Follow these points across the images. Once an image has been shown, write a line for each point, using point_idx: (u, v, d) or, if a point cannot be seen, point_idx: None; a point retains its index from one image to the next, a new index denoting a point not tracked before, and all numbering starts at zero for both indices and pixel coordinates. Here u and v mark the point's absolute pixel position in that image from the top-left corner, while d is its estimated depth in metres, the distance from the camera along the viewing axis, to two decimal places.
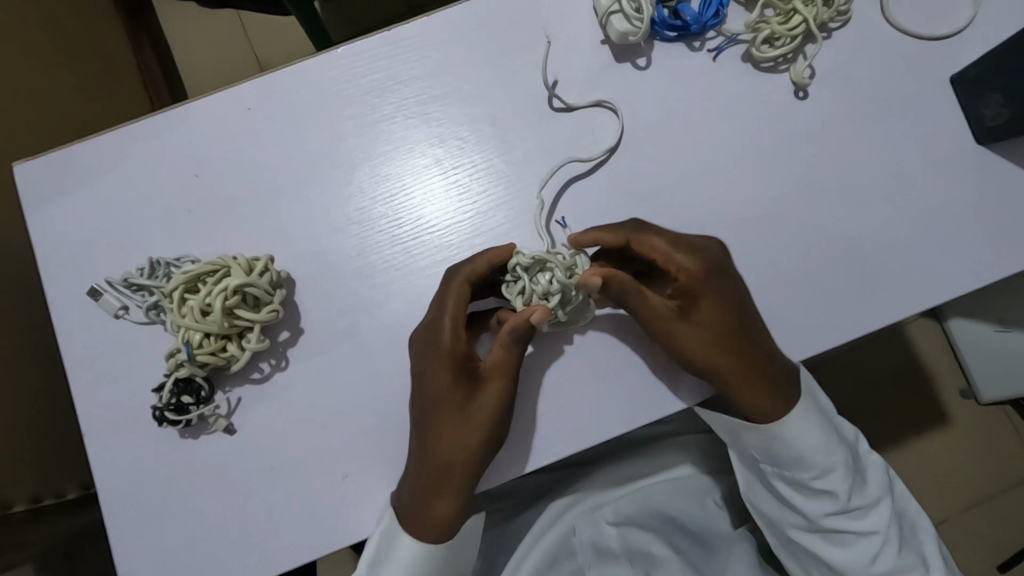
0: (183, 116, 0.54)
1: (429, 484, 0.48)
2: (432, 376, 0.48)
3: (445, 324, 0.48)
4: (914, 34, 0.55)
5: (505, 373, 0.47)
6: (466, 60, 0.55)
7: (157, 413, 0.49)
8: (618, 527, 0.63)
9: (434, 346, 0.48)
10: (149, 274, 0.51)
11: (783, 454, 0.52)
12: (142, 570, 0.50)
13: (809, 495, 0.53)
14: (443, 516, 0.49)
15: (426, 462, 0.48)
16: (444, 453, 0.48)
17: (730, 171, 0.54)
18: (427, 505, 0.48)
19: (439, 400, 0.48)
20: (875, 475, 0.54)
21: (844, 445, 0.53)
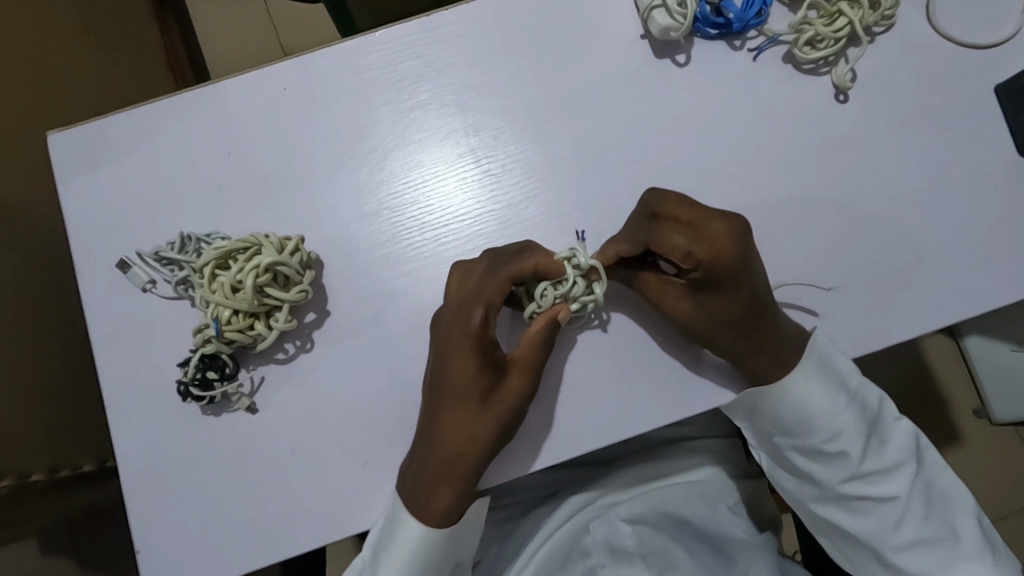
0: (219, 93, 0.54)
1: (440, 472, 0.48)
2: (456, 363, 0.47)
3: (476, 314, 0.47)
4: (959, 42, 0.55)
5: (530, 370, 0.48)
6: (504, 49, 0.55)
7: (182, 388, 0.49)
8: (633, 524, 0.62)
9: (462, 334, 0.47)
10: (179, 249, 0.50)
11: (796, 425, 0.52)
12: (160, 547, 0.50)
13: (824, 463, 0.53)
14: (445, 505, 0.48)
15: (443, 449, 0.47)
16: (459, 442, 0.47)
17: (767, 172, 0.54)
18: (432, 492, 0.48)
19: (457, 389, 0.47)
20: (897, 441, 0.53)
21: (863, 415, 0.52)
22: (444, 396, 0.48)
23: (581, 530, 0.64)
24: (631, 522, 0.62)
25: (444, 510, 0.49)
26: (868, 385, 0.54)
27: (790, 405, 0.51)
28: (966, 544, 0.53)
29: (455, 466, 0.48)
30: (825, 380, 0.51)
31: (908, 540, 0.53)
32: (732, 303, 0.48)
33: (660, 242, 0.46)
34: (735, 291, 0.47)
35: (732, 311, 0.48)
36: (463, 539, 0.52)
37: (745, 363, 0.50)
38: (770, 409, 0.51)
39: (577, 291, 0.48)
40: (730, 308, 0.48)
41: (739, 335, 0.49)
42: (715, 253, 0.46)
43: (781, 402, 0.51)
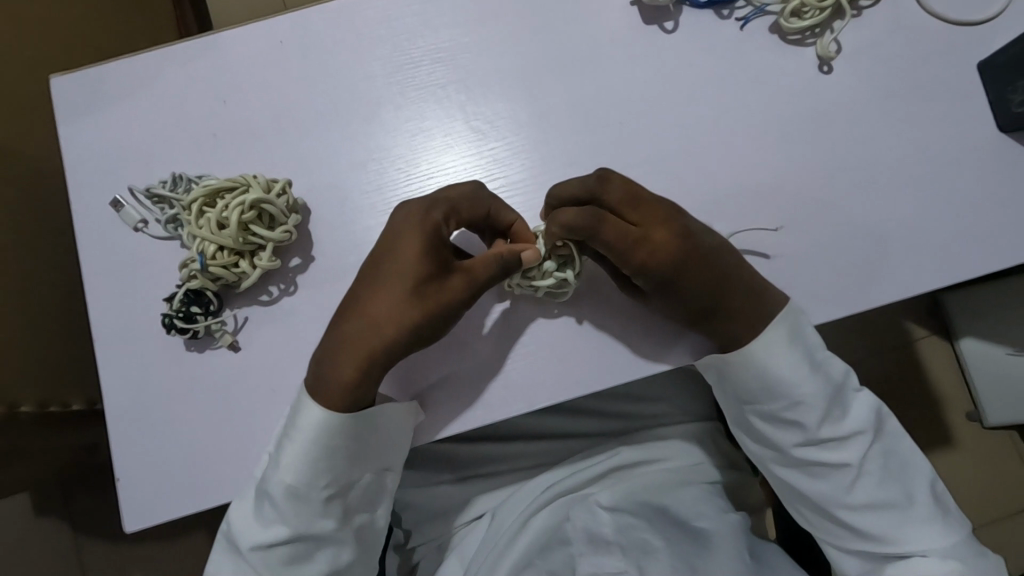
0: (218, 43, 0.55)
1: (349, 353, 0.48)
2: (406, 254, 0.49)
3: (437, 214, 0.49)
4: (944, 19, 0.55)
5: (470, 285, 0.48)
6: (497, 10, 0.56)
7: (166, 321, 0.50)
8: (611, 513, 0.64)
9: (416, 221, 0.49)
10: (171, 188, 0.52)
11: (756, 389, 0.53)
12: (139, 476, 0.51)
13: (783, 428, 0.54)
14: (348, 386, 0.48)
15: (365, 330, 0.48)
16: (380, 333, 0.48)
17: (748, 139, 0.55)
18: (335, 368, 0.48)
19: (399, 271, 0.49)
20: (856, 409, 0.54)
21: (824, 381, 0.53)
22: (383, 274, 0.49)
23: (559, 516, 0.65)
24: (612, 510, 0.64)
25: (346, 392, 0.48)
26: (831, 353, 0.55)
27: (754, 366, 0.52)
28: (920, 510, 0.53)
29: (371, 350, 0.48)
30: (788, 346, 0.52)
31: (866, 505, 0.54)
32: (706, 283, 0.50)
33: (604, 239, 0.48)
34: (696, 279, 0.49)
35: (699, 292, 0.50)
36: (390, 452, 0.52)
37: (713, 327, 0.51)
38: (735, 373, 0.52)
39: (554, 266, 0.50)
40: (695, 296, 0.50)
41: (703, 305, 0.50)
42: (654, 254, 0.48)
43: (741, 366, 0.52)
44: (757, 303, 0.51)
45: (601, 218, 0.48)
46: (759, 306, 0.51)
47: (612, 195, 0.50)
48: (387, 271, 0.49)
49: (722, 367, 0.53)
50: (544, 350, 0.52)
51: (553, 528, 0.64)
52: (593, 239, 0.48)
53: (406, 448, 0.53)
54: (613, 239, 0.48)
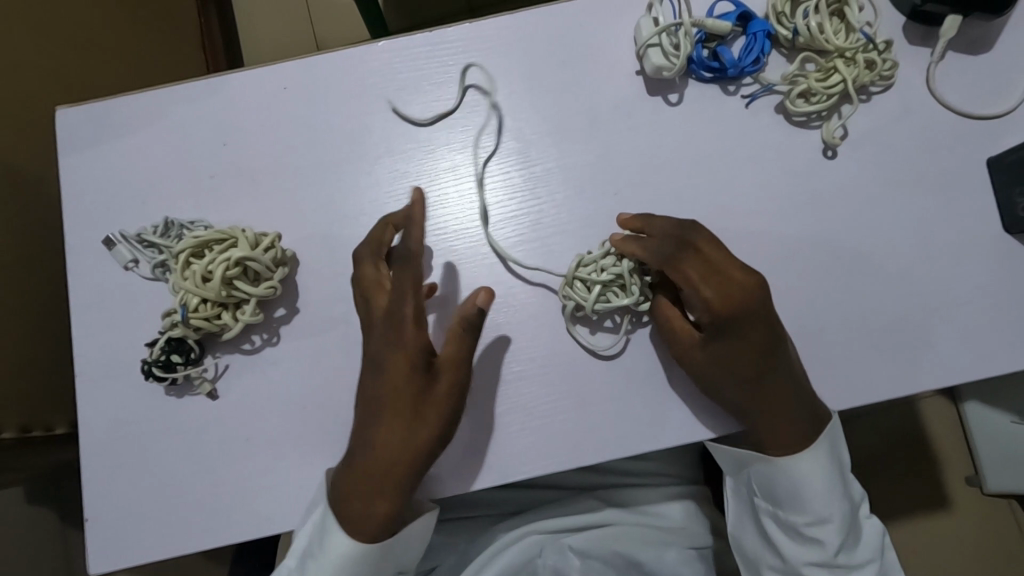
0: (220, 86, 0.55)
1: (366, 473, 0.47)
2: (390, 371, 0.47)
3: (405, 306, 0.47)
4: (957, 110, 0.54)
5: (456, 367, 0.47)
6: (500, 72, 0.56)
7: (145, 366, 0.51)
8: (582, 558, 0.65)
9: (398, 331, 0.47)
10: (163, 233, 0.53)
11: (783, 493, 0.51)
12: (111, 518, 0.51)
13: (797, 541, 0.52)
14: (381, 517, 0.48)
15: (381, 455, 0.47)
16: (390, 444, 0.47)
17: (744, 219, 0.54)
18: (369, 496, 0.47)
19: (398, 397, 0.47)
20: (867, 540, 0.54)
21: (851, 506, 0.52)
22: (388, 397, 0.47)
23: (536, 548, 0.65)
24: (583, 557, 0.65)
25: (379, 515, 0.48)
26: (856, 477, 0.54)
27: (789, 473, 0.51)
28: None
29: (396, 475, 0.47)
30: (830, 460, 0.51)
31: None
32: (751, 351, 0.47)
33: (677, 269, 0.48)
34: (750, 333, 0.47)
35: (743, 353, 0.47)
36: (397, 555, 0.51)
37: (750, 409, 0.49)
38: (766, 470, 0.51)
39: (609, 263, 0.51)
40: (744, 355, 0.47)
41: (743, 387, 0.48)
42: (723, 299, 0.46)
43: (780, 469, 0.51)
44: (792, 405, 0.49)
45: (672, 252, 0.48)
46: (795, 398, 0.49)
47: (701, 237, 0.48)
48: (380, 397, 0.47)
49: (761, 463, 0.51)
50: (517, 415, 0.52)
51: (527, 559, 0.65)
52: (668, 268, 0.48)
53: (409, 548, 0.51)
54: (676, 265, 0.48)
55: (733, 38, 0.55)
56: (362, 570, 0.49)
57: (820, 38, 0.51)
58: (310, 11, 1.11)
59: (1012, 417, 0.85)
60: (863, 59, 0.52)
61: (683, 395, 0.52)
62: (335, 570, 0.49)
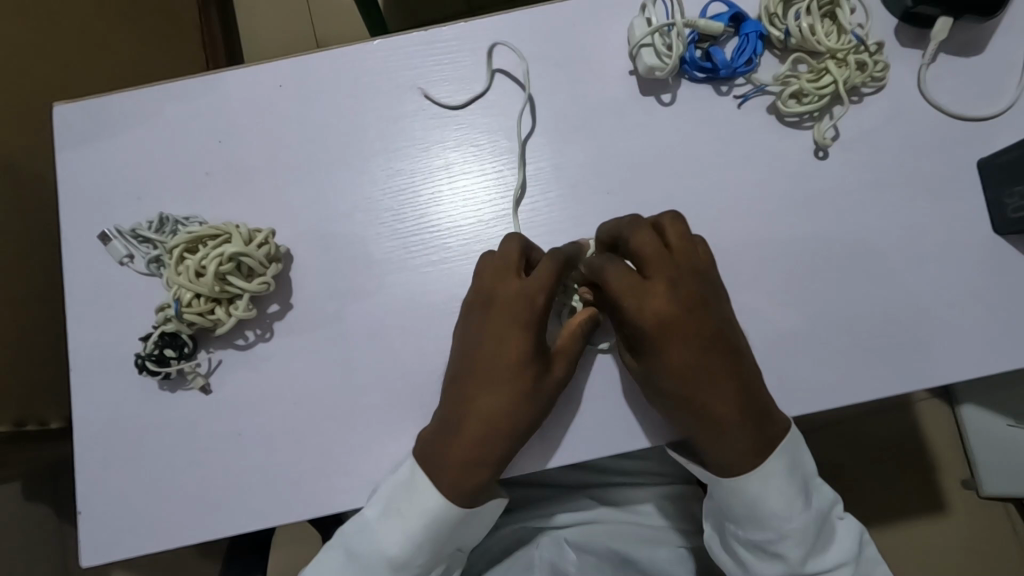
0: (216, 83, 0.56)
1: (476, 449, 0.47)
2: (506, 346, 0.48)
3: (541, 294, 0.48)
4: (948, 112, 0.54)
5: (568, 352, 0.49)
6: (494, 71, 0.56)
7: (139, 361, 0.51)
8: (578, 552, 0.63)
9: (515, 308, 0.48)
10: (157, 229, 0.53)
11: (743, 513, 0.48)
12: (103, 512, 0.52)
13: (764, 560, 0.49)
14: (476, 487, 0.48)
15: (479, 426, 0.47)
16: (494, 417, 0.47)
17: (736, 218, 0.54)
18: (469, 468, 0.47)
19: (506, 368, 0.47)
20: (836, 540, 0.51)
21: (813, 511, 0.49)
22: (495, 367, 0.48)
23: (532, 543, 0.64)
24: (579, 550, 0.63)
25: (466, 487, 0.47)
26: (815, 478, 0.52)
27: (742, 488, 0.48)
28: None
29: (494, 445, 0.47)
30: (782, 469, 0.48)
31: None
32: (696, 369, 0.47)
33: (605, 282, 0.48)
34: (682, 348, 0.47)
35: (687, 375, 0.47)
36: (465, 532, 0.50)
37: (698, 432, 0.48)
38: (722, 491, 0.48)
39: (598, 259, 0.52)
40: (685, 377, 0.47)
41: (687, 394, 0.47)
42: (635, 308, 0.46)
43: (731, 486, 0.48)
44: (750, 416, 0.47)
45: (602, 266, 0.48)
46: (748, 414, 0.46)
47: (642, 241, 0.48)
48: (484, 371, 0.48)
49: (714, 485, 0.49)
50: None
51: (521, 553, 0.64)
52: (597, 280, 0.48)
53: (479, 528, 0.51)
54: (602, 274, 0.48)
55: (726, 40, 0.55)
56: (437, 539, 0.49)
57: (812, 40, 0.52)
58: (311, 11, 1.12)
59: (1009, 420, 0.69)
60: (855, 61, 0.52)
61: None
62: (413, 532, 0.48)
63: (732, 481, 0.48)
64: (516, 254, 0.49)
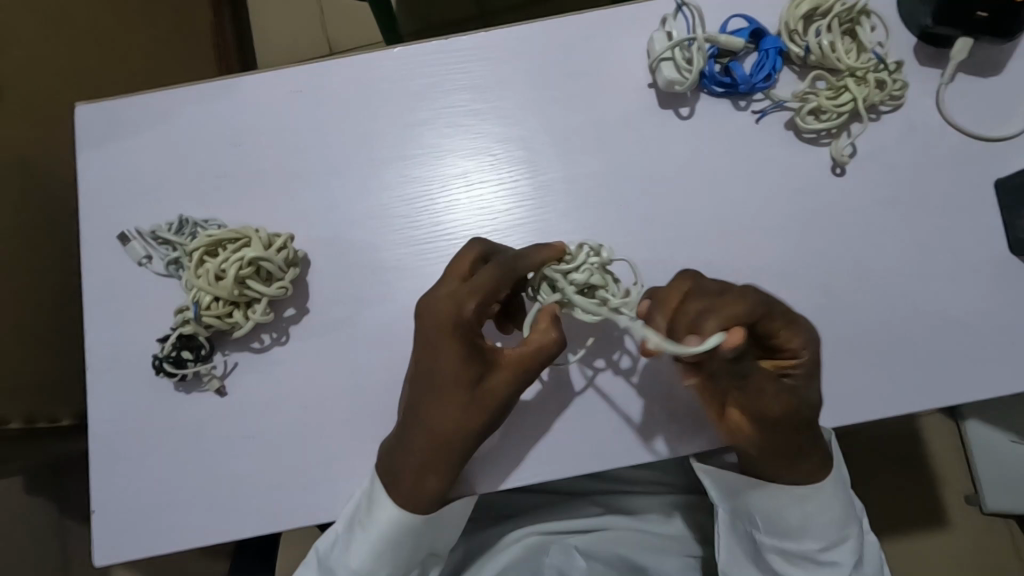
0: (237, 87, 0.56)
1: (425, 457, 0.48)
2: (441, 355, 0.47)
3: (467, 304, 0.46)
4: (965, 131, 0.55)
5: (521, 365, 0.47)
6: (512, 81, 0.56)
7: (156, 362, 0.51)
8: (588, 560, 0.64)
9: (444, 318, 0.46)
10: (176, 231, 0.53)
11: (799, 528, 0.51)
12: (116, 512, 0.52)
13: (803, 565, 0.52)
14: (433, 492, 0.49)
15: (428, 435, 0.47)
16: (439, 428, 0.47)
17: (753, 233, 0.54)
18: (419, 474, 0.48)
19: (448, 380, 0.47)
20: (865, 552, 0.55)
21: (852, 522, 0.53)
22: (434, 377, 0.47)
23: (542, 548, 0.65)
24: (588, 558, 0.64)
25: (425, 492, 0.49)
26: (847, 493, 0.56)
27: (798, 499, 0.50)
28: None
29: (442, 452, 0.47)
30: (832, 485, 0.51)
31: None
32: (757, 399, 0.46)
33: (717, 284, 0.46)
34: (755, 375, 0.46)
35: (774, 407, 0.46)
36: (437, 534, 0.53)
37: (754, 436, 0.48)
38: (770, 496, 0.51)
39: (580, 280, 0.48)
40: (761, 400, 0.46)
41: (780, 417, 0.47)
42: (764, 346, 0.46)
43: (790, 497, 0.50)
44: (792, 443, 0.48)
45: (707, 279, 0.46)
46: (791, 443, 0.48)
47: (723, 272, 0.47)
48: (429, 385, 0.47)
49: (761, 488, 0.51)
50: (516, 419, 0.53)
51: (532, 559, 0.64)
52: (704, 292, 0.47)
53: (451, 525, 0.53)
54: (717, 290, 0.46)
55: (746, 54, 0.55)
56: (409, 541, 0.50)
57: (831, 57, 0.52)
58: (323, 13, 1.12)
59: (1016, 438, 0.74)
60: (874, 79, 0.53)
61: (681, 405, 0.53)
62: (383, 538, 0.50)
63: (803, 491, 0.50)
64: (472, 260, 0.48)
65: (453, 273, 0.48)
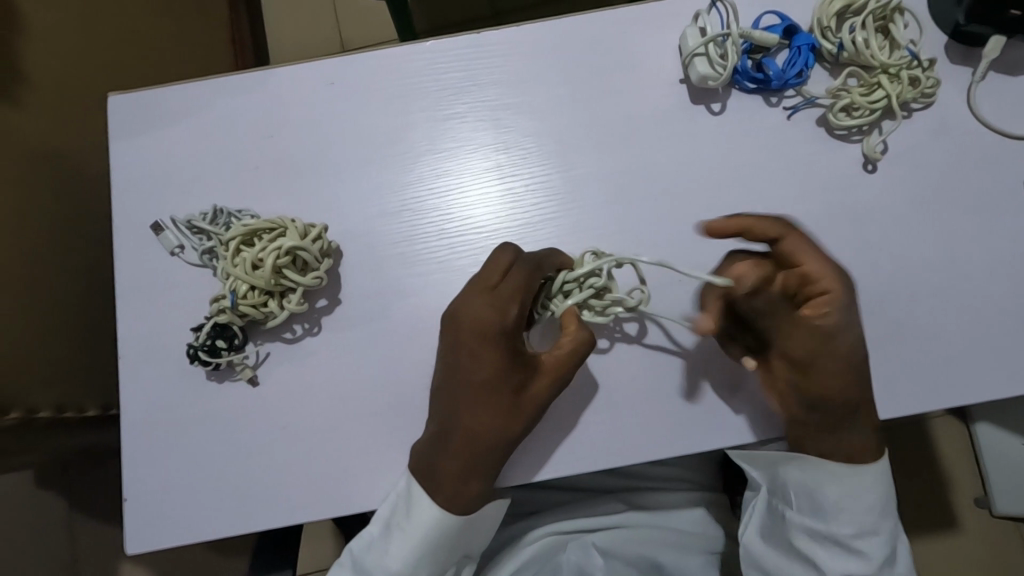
0: (270, 78, 0.56)
1: (466, 460, 0.48)
2: (483, 359, 0.47)
3: (511, 307, 0.47)
4: (996, 130, 0.55)
5: (561, 368, 0.48)
6: (545, 75, 0.57)
7: (190, 351, 0.51)
8: (604, 556, 0.65)
9: (486, 322, 0.47)
10: (211, 221, 0.53)
11: (831, 507, 0.51)
12: (148, 500, 0.52)
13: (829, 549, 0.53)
14: (474, 495, 0.49)
15: (470, 439, 0.47)
16: (481, 431, 0.47)
17: (785, 228, 0.54)
18: (460, 479, 0.48)
19: (491, 383, 0.47)
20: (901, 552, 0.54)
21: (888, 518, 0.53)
22: (475, 381, 0.47)
23: (557, 547, 0.65)
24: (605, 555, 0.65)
25: (465, 495, 0.49)
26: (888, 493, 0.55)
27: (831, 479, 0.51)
28: None
29: (484, 455, 0.48)
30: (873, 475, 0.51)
31: None
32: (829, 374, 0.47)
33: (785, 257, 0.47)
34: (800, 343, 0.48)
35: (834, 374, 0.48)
36: (476, 535, 0.52)
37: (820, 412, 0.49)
38: (803, 472, 0.51)
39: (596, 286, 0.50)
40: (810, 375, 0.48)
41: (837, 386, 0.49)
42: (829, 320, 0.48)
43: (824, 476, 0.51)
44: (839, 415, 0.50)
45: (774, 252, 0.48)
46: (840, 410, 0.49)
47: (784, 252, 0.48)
48: (467, 391, 0.47)
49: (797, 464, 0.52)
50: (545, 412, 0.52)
51: (549, 555, 0.65)
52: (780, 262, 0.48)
53: (487, 531, 0.53)
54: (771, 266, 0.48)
55: (777, 51, 0.56)
56: (446, 543, 0.50)
57: (865, 54, 0.52)
58: (338, 10, 1.13)
59: None
60: (907, 76, 0.53)
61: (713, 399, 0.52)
62: (422, 538, 0.49)
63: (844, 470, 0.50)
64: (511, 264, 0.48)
65: (483, 279, 0.48)
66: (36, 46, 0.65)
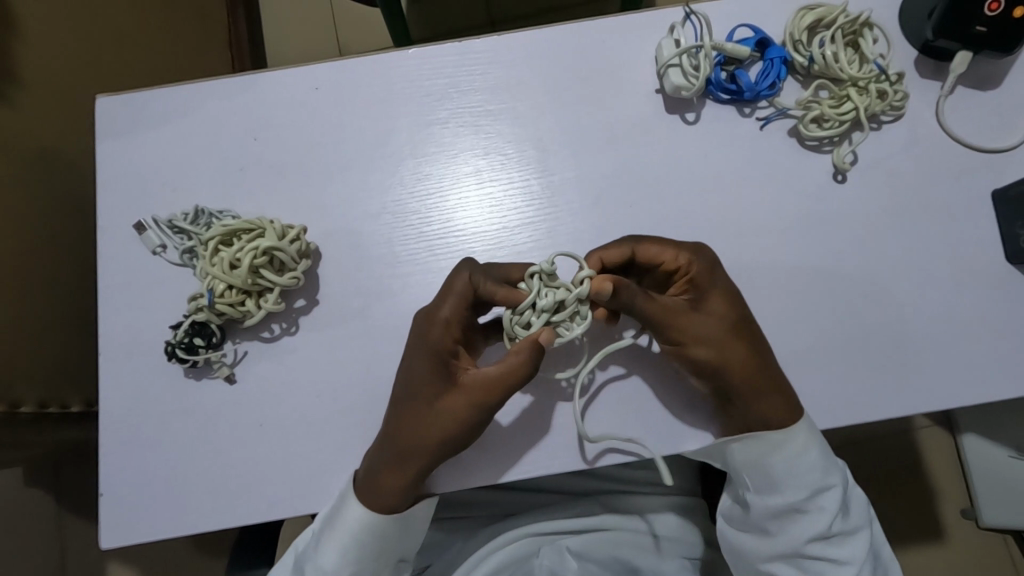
0: (255, 82, 0.58)
1: (391, 460, 0.49)
2: (416, 360, 0.49)
3: (443, 309, 0.48)
4: (966, 143, 0.56)
5: (489, 390, 0.47)
6: (527, 83, 0.58)
7: (168, 348, 0.52)
8: (579, 561, 0.64)
9: (422, 326, 0.49)
10: (192, 221, 0.54)
11: (781, 476, 0.51)
12: (122, 495, 0.52)
13: (791, 520, 0.52)
14: (393, 494, 0.49)
15: (394, 442, 0.48)
16: (404, 435, 0.48)
17: (757, 236, 0.55)
18: (376, 475, 0.49)
19: (420, 387, 0.48)
20: (853, 508, 0.54)
21: (837, 474, 0.53)
22: (407, 384, 0.49)
23: (531, 550, 0.65)
24: (580, 558, 0.64)
25: (387, 495, 0.49)
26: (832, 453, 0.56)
27: (775, 449, 0.51)
28: None
29: (405, 458, 0.48)
30: (812, 433, 0.51)
31: None
32: (727, 303, 0.50)
33: (654, 245, 0.51)
34: (727, 303, 0.50)
35: (727, 326, 0.50)
36: (408, 538, 0.53)
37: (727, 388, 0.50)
38: (749, 449, 0.52)
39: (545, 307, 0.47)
40: (719, 316, 0.50)
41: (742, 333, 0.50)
42: (701, 260, 0.51)
43: (768, 448, 0.51)
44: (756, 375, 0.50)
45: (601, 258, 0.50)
46: (753, 371, 0.49)
47: (663, 252, 0.50)
48: (404, 390, 0.49)
49: (743, 443, 0.52)
50: (514, 413, 0.53)
51: (522, 558, 0.65)
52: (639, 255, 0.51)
53: (418, 534, 0.54)
54: (622, 252, 0.50)
55: (751, 63, 0.57)
56: (377, 544, 0.51)
57: (835, 67, 0.54)
58: (337, 17, 1.15)
59: (1013, 452, 0.66)
60: (876, 89, 0.54)
61: (679, 399, 0.53)
62: (348, 540, 0.50)
63: (776, 441, 0.51)
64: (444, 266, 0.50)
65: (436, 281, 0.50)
66: (29, 50, 0.67)
